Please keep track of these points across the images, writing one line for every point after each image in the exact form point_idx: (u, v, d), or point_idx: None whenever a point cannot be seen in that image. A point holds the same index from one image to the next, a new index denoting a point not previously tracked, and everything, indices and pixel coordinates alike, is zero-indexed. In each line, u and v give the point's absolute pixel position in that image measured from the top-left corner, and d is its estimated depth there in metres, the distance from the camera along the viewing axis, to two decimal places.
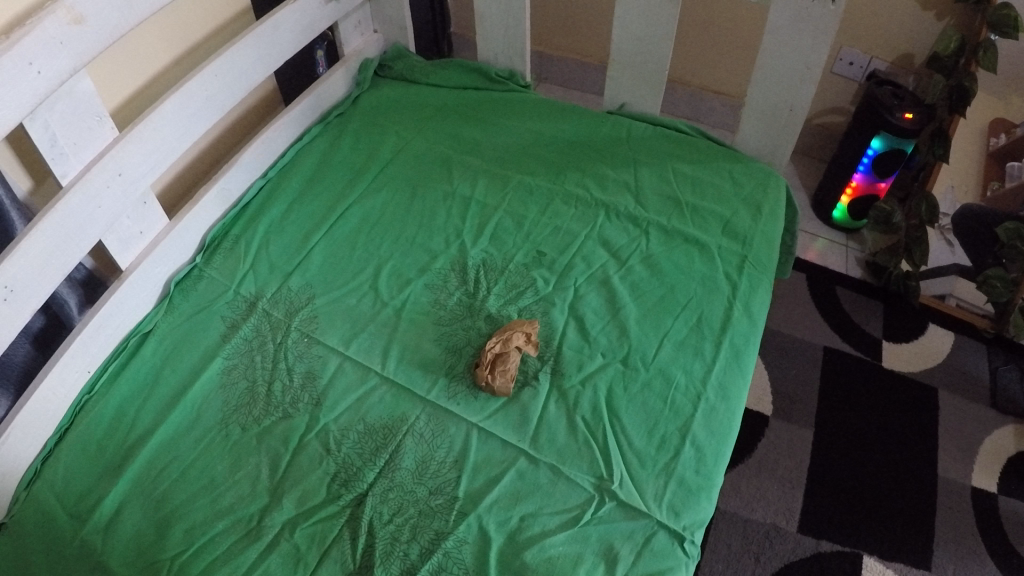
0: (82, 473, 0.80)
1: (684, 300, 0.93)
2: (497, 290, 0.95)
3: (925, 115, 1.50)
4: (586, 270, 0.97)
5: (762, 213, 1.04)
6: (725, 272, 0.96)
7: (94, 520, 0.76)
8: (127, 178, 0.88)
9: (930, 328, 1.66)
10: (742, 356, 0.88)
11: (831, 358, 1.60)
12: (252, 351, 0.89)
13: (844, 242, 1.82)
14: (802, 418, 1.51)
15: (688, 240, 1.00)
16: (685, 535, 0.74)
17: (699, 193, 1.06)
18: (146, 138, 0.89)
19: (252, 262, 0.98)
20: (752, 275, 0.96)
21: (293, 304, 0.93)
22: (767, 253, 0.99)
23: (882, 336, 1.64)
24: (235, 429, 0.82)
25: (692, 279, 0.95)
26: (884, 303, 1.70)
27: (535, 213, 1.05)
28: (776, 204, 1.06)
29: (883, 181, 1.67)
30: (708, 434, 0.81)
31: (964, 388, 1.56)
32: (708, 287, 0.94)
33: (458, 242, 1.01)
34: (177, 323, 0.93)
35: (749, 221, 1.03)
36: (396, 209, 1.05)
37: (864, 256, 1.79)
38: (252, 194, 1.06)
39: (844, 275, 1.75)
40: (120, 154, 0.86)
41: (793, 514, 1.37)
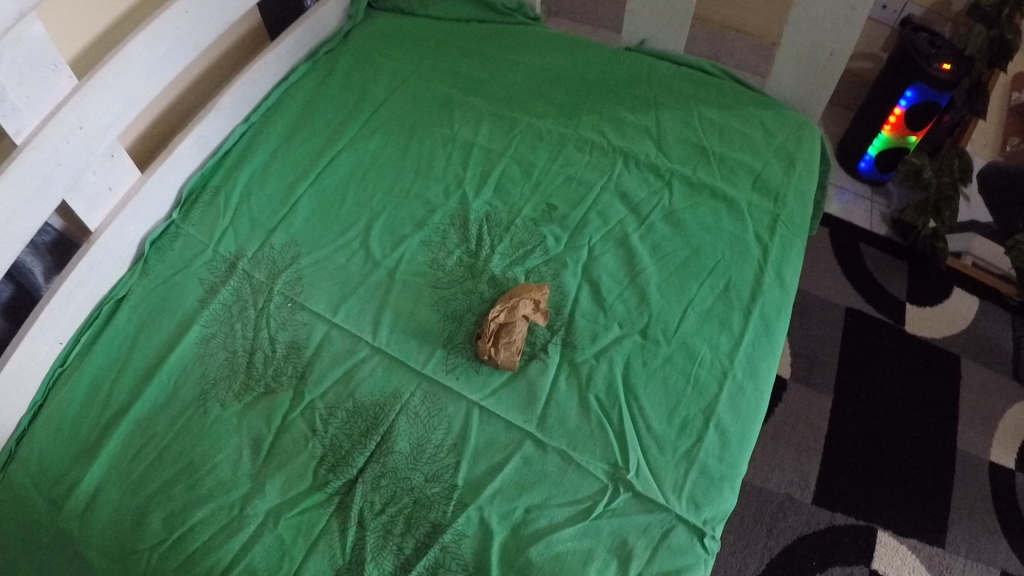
0: (55, 454, 0.73)
1: (710, 264, 0.83)
2: (502, 249, 0.85)
3: (963, 67, 1.38)
4: (602, 227, 0.87)
5: (797, 166, 0.93)
6: (756, 233, 0.86)
7: (69, 506, 0.69)
8: (91, 131, 0.77)
9: (955, 292, 1.57)
10: (773, 329, 0.79)
11: (853, 322, 1.51)
12: (232, 316, 0.80)
13: (869, 195, 1.71)
14: (820, 385, 1.43)
15: (716, 195, 0.90)
16: (705, 530, 0.67)
17: (728, 142, 0.95)
18: (110, 85, 0.77)
19: (232, 217, 0.88)
20: (786, 236, 0.86)
21: (275, 264, 0.84)
22: (801, 211, 0.89)
23: (905, 299, 1.55)
24: (214, 405, 0.74)
25: (720, 239, 0.85)
26: (908, 262, 1.61)
27: (545, 160, 0.94)
28: (811, 158, 0.95)
29: (912, 137, 1.55)
30: (734, 417, 0.73)
31: (988, 358, 1.49)
32: (738, 250, 0.84)
33: (458, 192, 0.91)
34: (154, 286, 0.84)
35: (782, 175, 0.92)
36: (390, 155, 0.95)
37: (890, 211, 1.68)
38: (233, 141, 0.95)
39: (868, 231, 1.65)
40: (80, 104, 0.74)
41: (807, 484, 1.32)
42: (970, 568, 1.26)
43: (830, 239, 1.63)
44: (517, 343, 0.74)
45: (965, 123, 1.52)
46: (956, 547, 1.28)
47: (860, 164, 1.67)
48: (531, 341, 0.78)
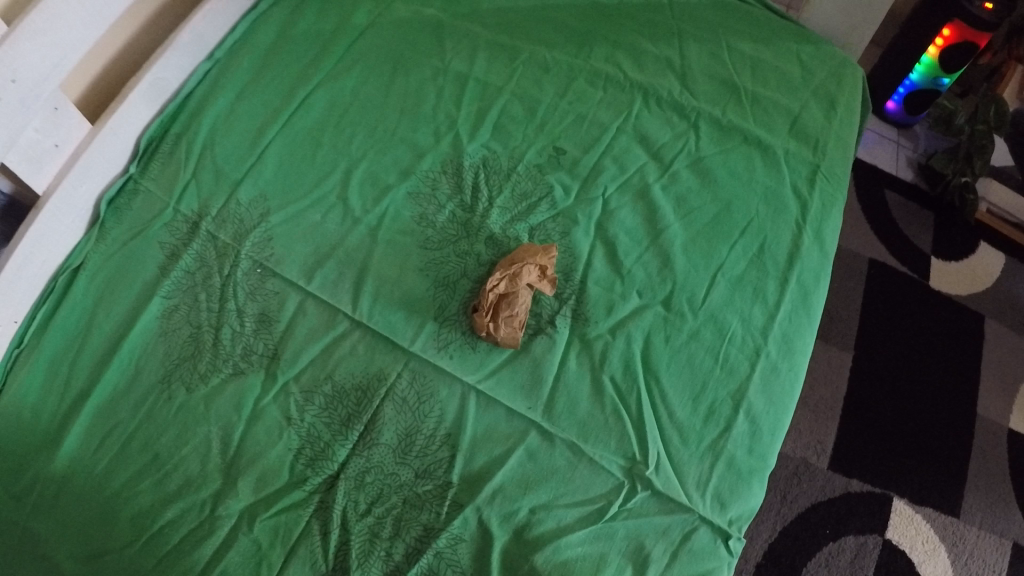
0: (7, 444, 0.64)
1: (742, 223, 0.73)
2: (501, 203, 0.74)
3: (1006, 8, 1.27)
4: (618, 176, 0.76)
5: (838, 110, 0.82)
6: (793, 186, 0.75)
7: (29, 503, 0.62)
8: (25, 83, 0.63)
9: (981, 247, 1.48)
10: (811, 300, 0.70)
11: (877, 277, 1.42)
12: (196, 286, 0.70)
13: (895, 138, 1.58)
14: (840, 341, 1.36)
15: (748, 140, 0.78)
16: (731, 531, 0.60)
17: (762, 79, 0.83)
18: (43, 26, 0.64)
19: (194, 170, 0.77)
20: (826, 190, 0.76)
21: (242, 223, 0.73)
22: (843, 162, 0.78)
23: (930, 252, 1.46)
24: (179, 390, 0.66)
25: (752, 193, 0.75)
26: (935, 213, 1.50)
27: (552, 96, 0.82)
28: (854, 100, 0.83)
29: (947, 77, 1.40)
30: (766, 403, 0.65)
31: (1011, 318, 1.42)
32: (773, 207, 0.74)
33: (451, 134, 0.79)
34: (112, 253, 0.73)
35: (822, 119, 0.80)
36: (373, 90, 0.82)
37: (917, 156, 1.56)
38: (195, 83, 0.83)
39: (894, 176, 1.53)
40: (7, 51, 0.61)
41: (824, 449, 1.26)
42: (982, 538, 1.22)
43: (854, 185, 1.52)
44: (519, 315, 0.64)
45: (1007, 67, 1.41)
46: (970, 516, 1.23)
47: (887, 103, 1.53)
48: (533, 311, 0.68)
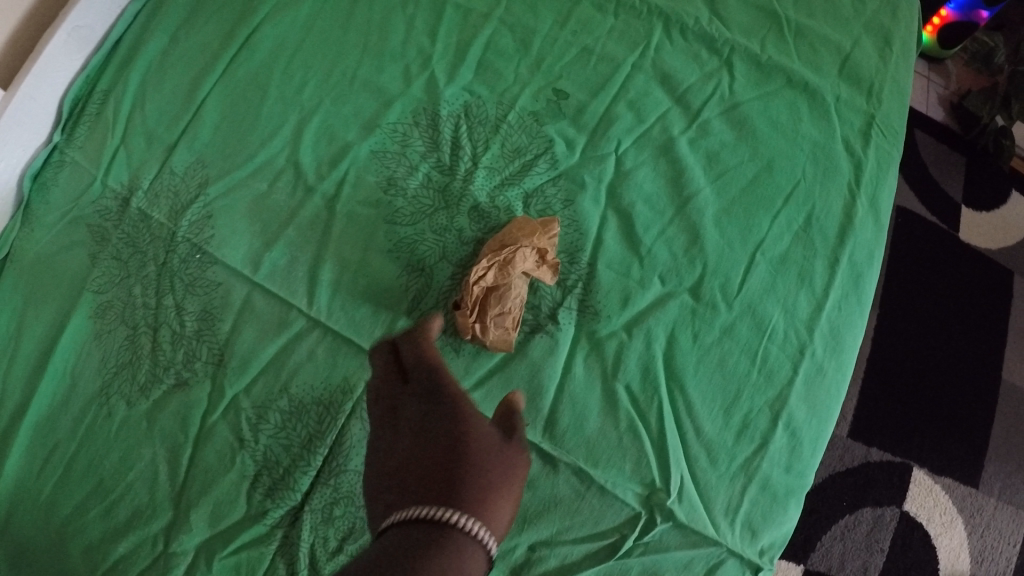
0: None
1: (786, 187, 0.61)
2: (488, 162, 0.62)
3: None
4: (634, 127, 0.64)
5: (895, 47, 0.68)
6: (845, 141, 0.63)
7: None
8: None
9: (1014, 197, 1.36)
10: (864, 284, 0.59)
11: (905, 227, 1.30)
12: (129, 276, 0.59)
13: (926, 72, 1.42)
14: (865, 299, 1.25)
15: (791, 82, 0.66)
16: (762, 563, 0.52)
17: (806, 4, 0.69)
18: None
19: (122, 134, 0.64)
20: (882, 146, 0.64)
21: (177, 198, 0.61)
22: (901, 112, 0.66)
23: (961, 201, 1.34)
24: (119, 404, 0.56)
25: (798, 149, 0.63)
26: (967, 157, 1.37)
27: (550, 25, 0.68)
28: (913, 34, 0.70)
29: (987, 9, 1.24)
30: (809, 412, 0.55)
31: None
32: (821, 167, 0.62)
33: (423, 77, 0.66)
34: (39, 239, 0.62)
35: (876, 58, 0.67)
36: (332, 21, 0.68)
37: (948, 95, 1.40)
38: (124, 28, 0.70)
39: (924, 115, 1.39)
40: None
41: (844, 416, 1.18)
42: (1001, 510, 1.16)
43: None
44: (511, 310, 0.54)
45: None
46: (990, 487, 1.17)
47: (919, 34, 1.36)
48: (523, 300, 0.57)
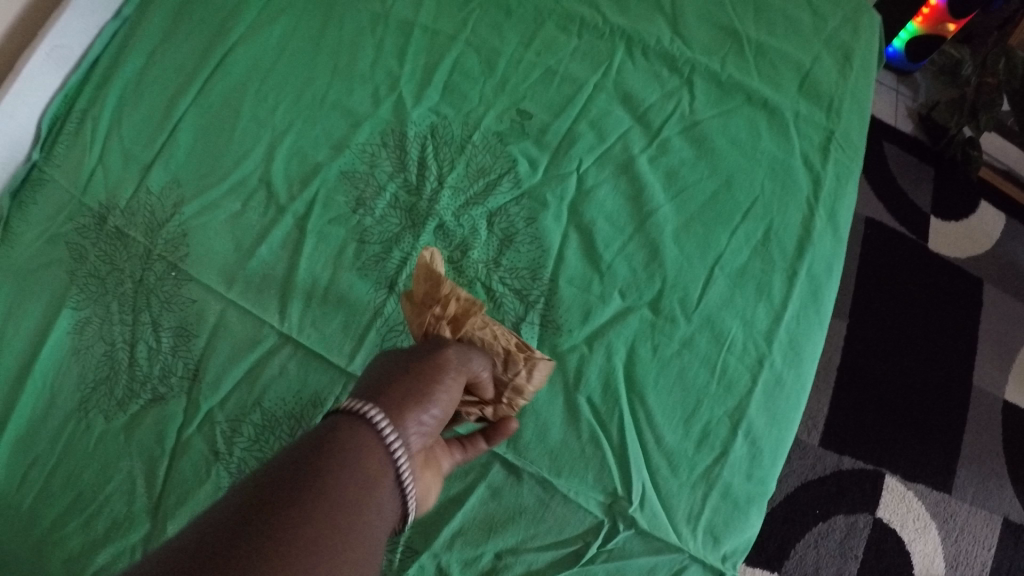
0: None
1: (745, 203, 0.63)
2: (452, 182, 0.64)
3: None
4: (596, 145, 0.66)
5: (855, 63, 0.71)
6: (803, 156, 0.66)
7: None
8: None
9: (982, 205, 1.40)
10: (822, 295, 0.61)
11: (872, 239, 1.34)
12: (108, 293, 0.60)
13: (894, 85, 1.47)
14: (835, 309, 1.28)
15: (751, 100, 0.68)
16: (724, 568, 0.53)
17: (766, 23, 0.72)
18: None
19: (100, 153, 0.65)
20: (840, 161, 0.66)
21: (154, 217, 0.63)
22: (860, 126, 0.68)
23: (930, 211, 1.37)
24: (97, 418, 0.57)
25: (756, 165, 0.65)
26: (936, 169, 1.41)
27: (515, 47, 0.71)
28: (872, 49, 0.72)
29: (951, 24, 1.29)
30: (768, 420, 0.57)
31: (1012, 283, 1.35)
32: (780, 183, 0.64)
33: (392, 98, 0.68)
34: (17, 256, 0.63)
35: (836, 75, 0.70)
36: (302, 42, 0.70)
37: (917, 106, 1.44)
38: (102, 47, 0.71)
39: (893, 129, 1.43)
40: None
41: (815, 426, 1.20)
42: (973, 515, 1.19)
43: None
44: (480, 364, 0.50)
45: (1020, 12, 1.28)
46: (962, 493, 1.20)
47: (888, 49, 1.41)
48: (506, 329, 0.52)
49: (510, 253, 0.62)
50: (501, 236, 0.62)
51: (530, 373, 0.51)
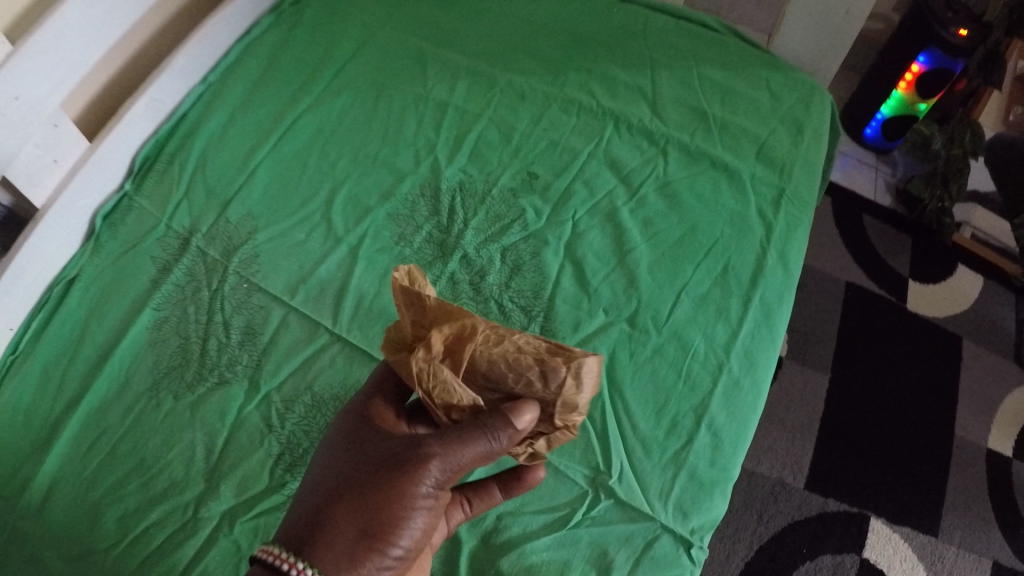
0: (8, 445, 0.67)
1: (707, 243, 0.78)
2: (476, 224, 0.79)
3: (980, 33, 1.34)
4: (588, 200, 0.81)
5: (806, 134, 0.87)
6: (758, 209, 0.80)
7: (23, 504, 0.63)
8: (28, 100, 0.69)
9: (959, 269, 1.52)
10: (774, 318, 0.73)
11: (853, 298, 1.46)
12: (186, 299, 0.73)
13: (875, 164, 1.64)
14: (816, 362, 1.38)
15: (715, 165, 0.84)
16: (693, 540, 0.62)
17: (730, 106, 0.89)
18: (48, 49, 0.70)
19: (186, 189, 0.80)
20: (791, 212, 0.80)
21: (231, 240, 0.76)
22: (809, 185, 0.83)
23: (908, 275, 1.49)
24: (167, 397, 0.68)
25: (718, 216, 0.80)
26: (913, 236, 1.54)
27: (526, 123, 0.87)
28: (821, 125, 0.88)
29: (923, 104, 1.49)
30: (728, 416, 0.68)
31: (990, 340, 1.44)
32: (738, 229, 0.79)
33: (430, 159, 0.84)
34: (106, 266, 0.76)
35: (789, 143, 0.86)
36: (358, 114, 0.87)
37: (895, 181, 1.61)
38: (189, 105, 0.87)
39: (873, 202, 1.58)
40: (14, 70, 0.66)
41: (800, 469, 1.27)
42: (959, 557, 1.23)
43: (833, 215, 1.56)
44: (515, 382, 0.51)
45: (978, 93, 1.45)
46: (949, 536, 1.25)
47: (867, 130, 1.61)
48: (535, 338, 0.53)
49: (518, 279, 0.75)
50: (511, 266, 0.76)
51: (577, 380, 0.50)
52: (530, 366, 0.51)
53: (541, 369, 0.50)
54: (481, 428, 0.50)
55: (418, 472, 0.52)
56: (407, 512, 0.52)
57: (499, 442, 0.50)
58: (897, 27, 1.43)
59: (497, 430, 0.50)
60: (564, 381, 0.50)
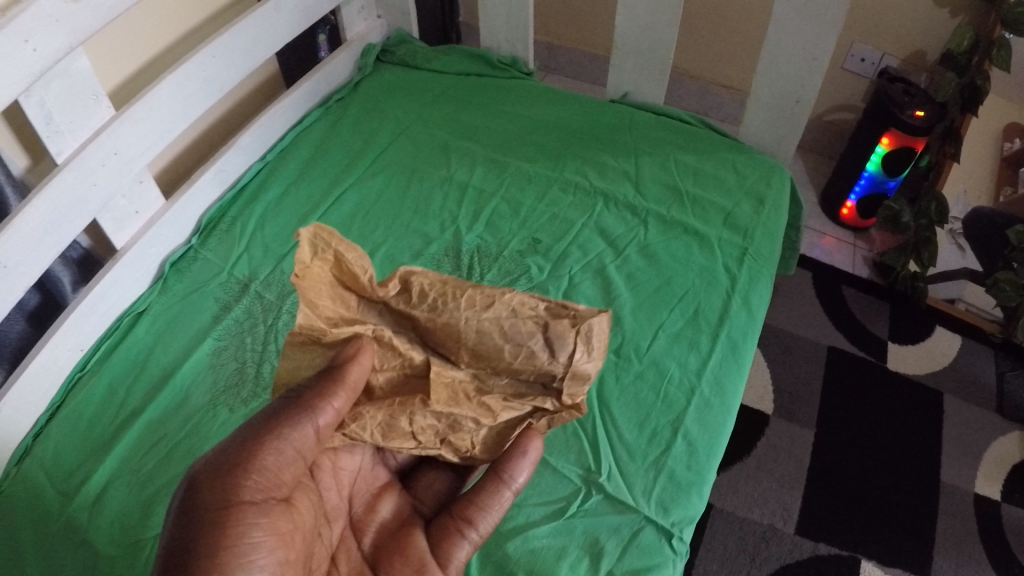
0: (71, 450, 0.84)
1: (681, 291, 0.92)
2: (490, 277, 0.96)
3: (936, 114, 1.49)
4: (582, 258, 0.97)
5: (766, 205, 1.03)
6: (724, 265, 0.95)
7: (79, 498, 0.79)
8: (123, 157, 0.92)
9: (937, 331, 1.62)
10: (740, 351, 0.86)
11: (835, 359, 1.56)
12: (243, 331, 0.92)
13: (852, 241, 1.79)
14: (803, 419, 1.47)
15: (688, 231, 1.00)
16: (673, 531, 0.72)
17: (701, 184, 1.06)
18: (144, 118, 0.93)
19: (246, 245, 1.02)
20: (753, 267, 0.95)
21: (285, 285, 0.97)
22: (769, 246, 0.98)
23: (888, 337, 1.60)
24: (223, 409, 0.86)
25: (690, 269, 0.95)
26: (891, 303, 1.66)
27: (532, 200, 1.06)
28: (779, 197, 1.04)
29: (892, 181, 1.65)
30: (701, 429, 0.79)
31: (972, 394, 1.52)
32: (707, 280, 0.93)
33: (454, 227, 1.03)
34: (171, 303, 0.97)
35: (751, 213, 1.02)
36: (394, 193, 1.09)
37: (873, 255, 1.76)
38: (250, 176, 1.11)
39: (851, 274, 1.72)
40: (116, 132, 0.90)
41: (790, 515, 1.35)
42: None
43: (813, 285, 1.69)
44: (517, 348, 0.66)
45: (941, 165, 1.57)
46: None
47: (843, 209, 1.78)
48: (536, 299, 0.69)
49: None
50: None
51: (587, 343, 0.65)
52: (535, 333, 0.66)
53: (546, 335, 0.66)
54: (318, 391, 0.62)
55: (249, 467, 0.58)
56: (251, 504, 0.58)
57: (316, 410, 0.62)
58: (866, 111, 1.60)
59: (324, 391, 0.62)
60: (574, 343, 0.65)
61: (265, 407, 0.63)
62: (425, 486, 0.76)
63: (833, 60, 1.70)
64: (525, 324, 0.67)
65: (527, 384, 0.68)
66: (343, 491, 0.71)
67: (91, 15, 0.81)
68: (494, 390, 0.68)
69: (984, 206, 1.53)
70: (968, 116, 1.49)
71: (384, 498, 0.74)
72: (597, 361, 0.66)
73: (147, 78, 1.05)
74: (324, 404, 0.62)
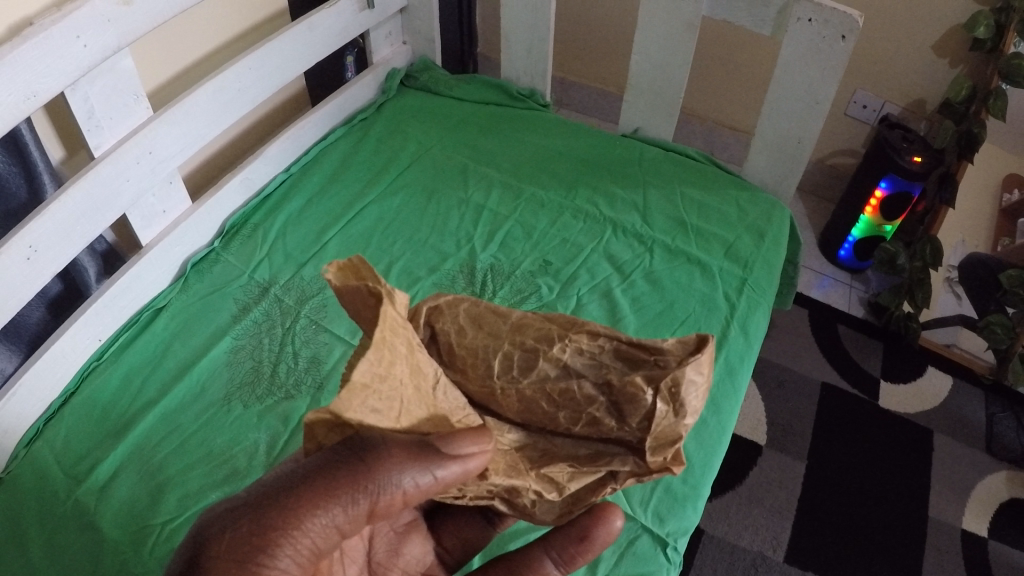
0: (82, 438, 0.88)
1: (682, 316, 0.98)
2: (502, 294, 1.02)
3: (934, 160, 1.56)
4: (590, 281, 1.03)
5: (766, 239, 1.08)
6: (724, 293, 1.01)
7: (89, 483, 0.83)
8: (157, 157, 0.98)
9: (929, 370, 1.66)
10: (736, 374, 0.91)
11: (828, 394, 1.60)
12: (262, 333, 0.98)
13: (848, 280, 1.85)
14: (794, 451, 1.51)
15: (690, 260, 1.05)
16: (668, 540, 0.77)
17: (705, 218, 1.11)
18: (180, 123, 0.99)
19: (268, 250, 1.08)
20: (751, 297, 1.00)
21: (305, 291, 1.03)
22: (767, 278, 1.03)
23: (880, 375, 1.64)
24: (237, 405, 0.90)
25: (692, 296, 1.00)
26: (884, 342, 1.71)
27: (545, 225, 1.11)
28: (779, 232, 1.10)
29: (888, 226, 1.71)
30: (697, 445, 0.84)
31: (962, 434, 1.56)
32: (707, 306, 0.99)
33: (469, 245, 1.09)
34: (189, 301, 1.02)
35: (752, 247, 1.07)
36: (412, 210, 1.15)
37: (868, 295, 1.81)
38: (275, 185, 1.17)
39: (847, 313, 1.77)
40: (152, 132, 0.96)
41: (780, 544, 1.38)
42: None
43: (807, 322, 1.74)
44: (574, 415, 0.60)
45: (936, 211, 1.63)
46: None
47: (840, 251, 1.84)
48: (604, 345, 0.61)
49: None
50: None
51: (677, 411, 0.57)
52: (597, 398, 0.59)
53: (613, 399, 0.59)
54: (392, 478, 0.54)
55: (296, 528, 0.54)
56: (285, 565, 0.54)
57: (385, 489, 0.54)
58: (865, 155, 1.67)
59: (395, 479, 0.54)
60: (653, 407, 0.57)
61: (322, 454, 0.55)
62: (450, 535, 0.76)
63: (836, 105, 1.77)
64: (582, 388, 0.60)
65: (604, 443, 0.61)
66: (365, 535, 0.72)
67: (140, 25, 0.89)
68: (562, 452, 0.62)
69: (983, 253, 1.57)
70: (964, 162, 1.54)
71: (400, 542, 0.75)
72: (684, 421, 0.57)
73: (180, 88, 1.11)
74: (399, 485, 0.54)
